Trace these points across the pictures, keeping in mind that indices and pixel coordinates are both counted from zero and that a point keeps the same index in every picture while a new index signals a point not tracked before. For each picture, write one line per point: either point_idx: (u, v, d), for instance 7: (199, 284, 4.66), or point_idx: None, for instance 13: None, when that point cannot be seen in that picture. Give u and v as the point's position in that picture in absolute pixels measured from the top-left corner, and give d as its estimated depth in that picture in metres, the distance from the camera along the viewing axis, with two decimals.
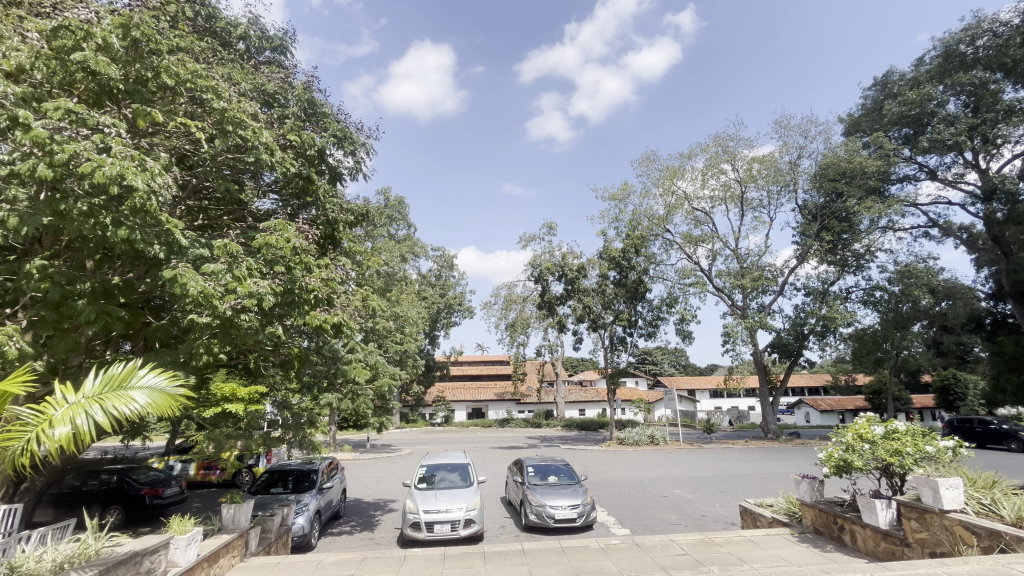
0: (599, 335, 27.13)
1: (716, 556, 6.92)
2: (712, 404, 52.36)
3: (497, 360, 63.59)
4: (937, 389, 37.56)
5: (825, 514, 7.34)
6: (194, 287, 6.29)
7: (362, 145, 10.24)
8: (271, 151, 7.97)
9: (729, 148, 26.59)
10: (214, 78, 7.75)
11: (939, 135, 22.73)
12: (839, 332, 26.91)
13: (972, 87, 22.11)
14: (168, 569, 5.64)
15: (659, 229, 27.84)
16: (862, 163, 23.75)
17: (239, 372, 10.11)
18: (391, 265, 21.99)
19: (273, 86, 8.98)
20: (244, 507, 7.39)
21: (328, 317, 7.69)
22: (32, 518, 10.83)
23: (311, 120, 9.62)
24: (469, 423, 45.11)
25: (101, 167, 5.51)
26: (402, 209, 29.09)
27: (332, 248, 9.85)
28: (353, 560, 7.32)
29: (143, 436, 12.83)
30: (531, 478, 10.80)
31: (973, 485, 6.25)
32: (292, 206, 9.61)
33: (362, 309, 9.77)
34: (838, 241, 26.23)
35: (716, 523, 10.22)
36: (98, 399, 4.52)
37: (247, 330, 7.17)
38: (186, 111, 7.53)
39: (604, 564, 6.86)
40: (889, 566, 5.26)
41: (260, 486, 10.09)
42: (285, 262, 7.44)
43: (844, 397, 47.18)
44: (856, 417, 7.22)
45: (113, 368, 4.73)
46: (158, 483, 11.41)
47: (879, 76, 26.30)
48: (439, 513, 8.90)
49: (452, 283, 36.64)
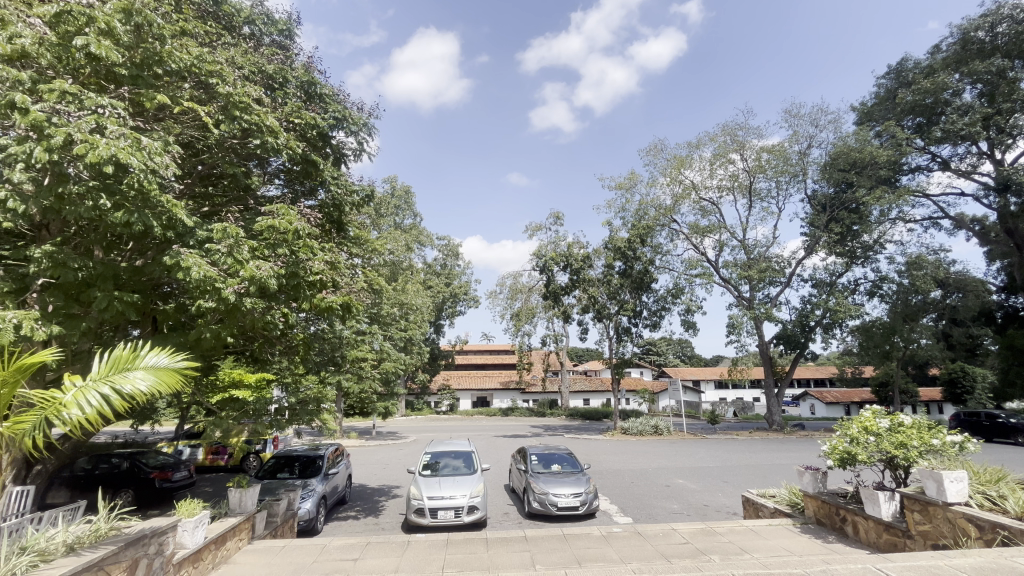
0: (605, 325, 27.17)
1: (718, 545, 6.95)
2: (717, 394, 52.50)
3: (501, 349, 63.98)
4: (946, 382, 37.38)
5: (828, 505, 7.37)
6: (197, 271, 6.34)
7: (365, 126, 10.16)
8: (276, 134, 7.85)
9: (738, 137, 26.35)
10: (219, 61, 7.65)
11: (953, 125, 22.36)
12: (846, 324, 26.83)
13: (989, 75, 21.66)
14: (177, 550, 5.80)
15: (666, 219, 27.64)
16: (873, 153, 23.55)
17: (246, 359, 10.23)
18: (395, 254, 22.04)
19: (273, 67, 8.79)
20: (251, 491, 7.47)
21: (333, 299, 7.75)
22: (46, 500, 11.12)
23: (311, 101, 9.51)
24: (474, 411, 45.57)
25: (96, 150, 5.43)
26: (408, 198, 29.07)
27: (338, 233, 10.04)
28: (358, 544, 7.42)
29: (151, 422, 13.09)
30: (535, 466, 10.88)
31: (979, 479, 6.17)
32: (297, 192, 9.64)
33: (367, 292, 9.92)
34: (848, 232, 25.89)
35: (718, 512, 10.32)
36: (105, 380, 4.55)
37: (252, 314, 7.23)
38: (193, 95, 7.49)
39: (606, 552, 6.90)
40: (890, 558, 4.84)
41: (266, 471, 10.23)
42: (288, 246, 7.52)
43: (850, 389, 47.20)
44: (862, 410, 7.22)
45: (116, 350, 4.70)
46: (168, 467, 11.66)
47: (892, 65, 25.91)
48: (444, 499, 9.00)
49: (457, 272, 36.83)
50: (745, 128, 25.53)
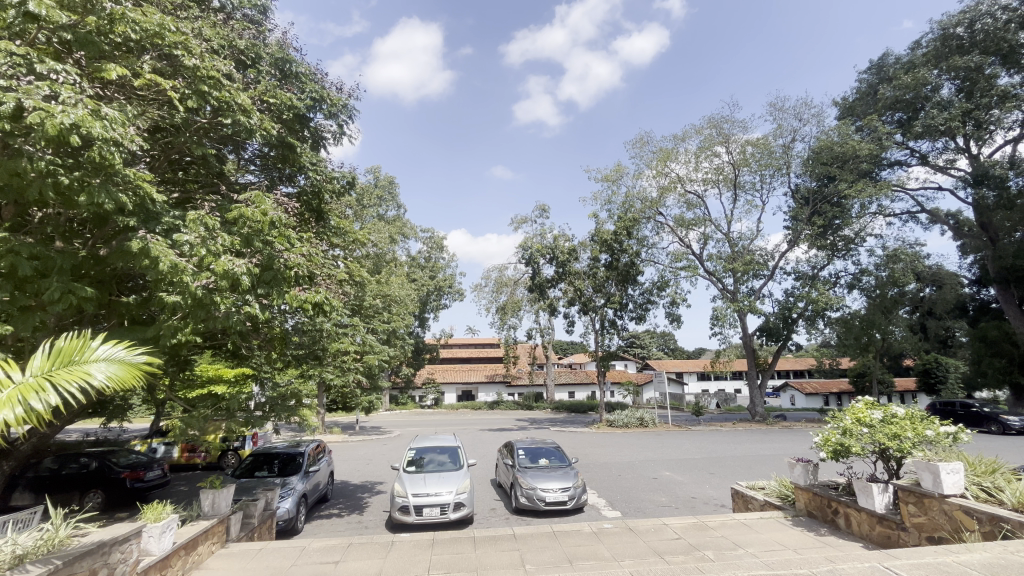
0: (591, 317, 27.06)
1: (710, 540, 6.80)
2: (699, 386, 53.15)
3: (487, 342, 63.75)
4: (920, 373, 38.31)
5: (820, 497, 7.28)
6: (163, 262, 5.91)
7: (345, 108, 9.73)
8: (249, 114, 7.42)
9: (724, 130, 26.37)
10: (185, 31, 7.13)
11: (933, 120, 22.59)
12: (828, 316, 27.15)
13: (968, 71, 21.95)
14: (141, 558, 5.37)
15: (652, 212, 27.58)
16: (855, 147, 23.75)
17: (223, 354, 9.80)
18: (378, 246, 21.56)
19: (244, 42, 8.29)
20: (224, 492, 7.07)
21: (310, 295, 7.35)
22: (9, 503, 10.54)
23: (286, 81, 9.02)
24: (458, 405, 45.27)
25: (49, 117, 4.93)
26: (392, 189, 28.53)
27: (318, 222, 9.65)
28: (339, 546, 7.09)
29: (122, 420, 12.49)
30: (522, 461, 10.67)
31: (973, 470, 6.10)
32: (274, 178, 9.17)
33: (349, 284, 9.55)
34: (829, 225, 26.14)
35: (706, 505, 10.24)
36: (48, 376, 4.09)
37: (220, 312, 6.78)
38: (155, 66, 6.97)
39: (597, 549, 6.70)
40: (894, 554, 4.67)
41: (244, 470, 9.81)
42: (263, 238, 7.11)
43: (829, 380, 48.25)
44: (854, 401, 7.13)
45: (60, 341, 4.27)
46: (140, 466, 11.13)
47: (874, 60, 26.21)
48: (428, 496, 8.71)
49: (442, 265, 36.41)
50: (730, 121, 25.55)
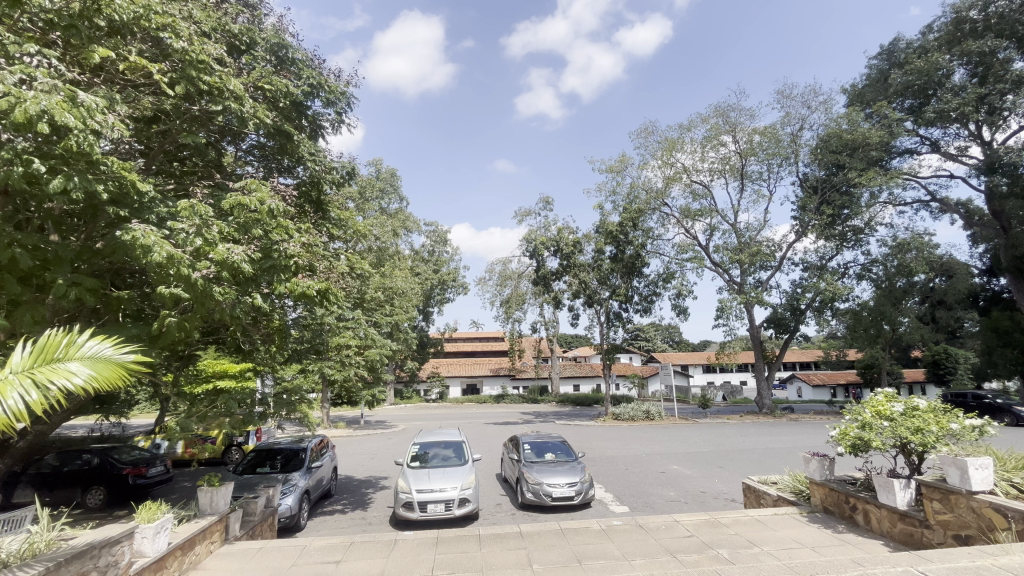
0: (596, 310, 26.81)
1: (724, 538, 6.56)
2: (705, 378, 52.90)
3: (492, 336, 63.65)
4: (929, 364, 37.87)
5: (837, 493, 7.03)
6: (158, 252, 5.65)
7: (344, 96, 9.48)
8: (242, 100, 7.19)
9: (730, 119, 25.89)
10: (173, 14, 6.88)
11: (946, 105, 21.92)
12: (836, 307, 26.77)
13: (980, 55, 21.38)
14: (133, 559, 5.18)
15: (657, 203, 27.19)
16: (865, 134, 23.23)
17: (225, 348, 9.64)
18: (381, 239, 21.33)
19: (238, 26, 8.01)
20: (223, 490, 6.87)
21: (312, 285, 7.15)
22: (12, 499, 10.45)
23: (283, 67, 8.80)
24: (463, 399, 45.24)
25: (20, 104, 4.69)
26: (394, 182, 28.24)
27: (318, 213, 9.42)
28: (341, 545, 6.90)
29: (125, 415, 12.35)
30: (528, 455, 10.47)
31: (1002, 466, 5.82)
32: (272, 168, 8.94)
33: (350, 276, 9.38)
34: (838, 215, 25.63)
35: (715, 499, 10.05)
36: (29, 373, 3.84)
37: (221, 304, 6.57)
38: (141, 51, 6.70)
39: (607, 548, 6.47)
40: (926, 557, 4.40)
41: (247, 465, 9.66)
42: (263, 227, 6.90)
43: (836, 372, 47.84)
44: (873, 393, 6.85)
45: (45, 336, 4.04)
46: (142, 462, 11.02)
47: (885, 45, 25.62)
48: (433, 492, 8.52)
49: (445, 259, 36.21)
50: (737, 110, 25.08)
